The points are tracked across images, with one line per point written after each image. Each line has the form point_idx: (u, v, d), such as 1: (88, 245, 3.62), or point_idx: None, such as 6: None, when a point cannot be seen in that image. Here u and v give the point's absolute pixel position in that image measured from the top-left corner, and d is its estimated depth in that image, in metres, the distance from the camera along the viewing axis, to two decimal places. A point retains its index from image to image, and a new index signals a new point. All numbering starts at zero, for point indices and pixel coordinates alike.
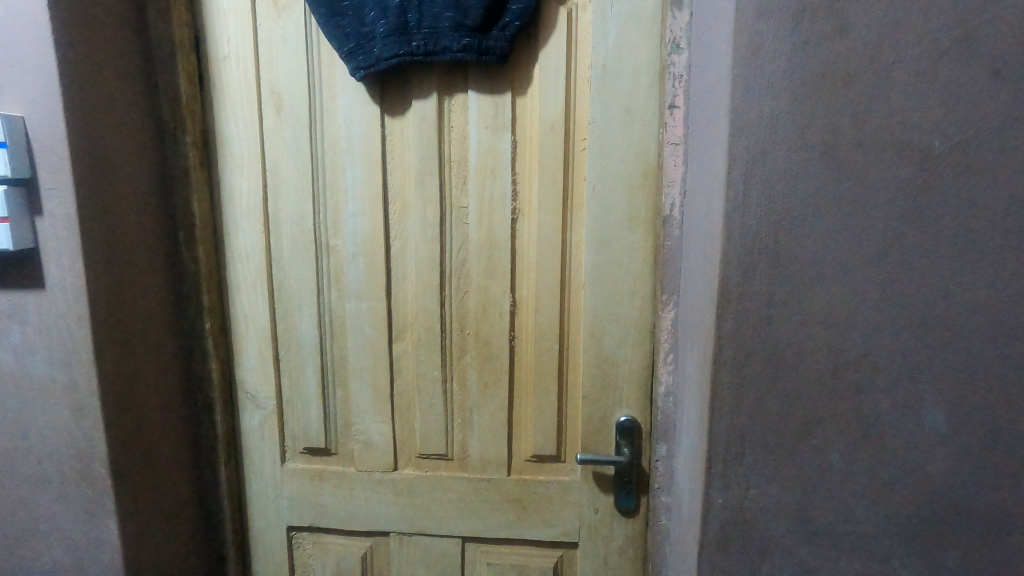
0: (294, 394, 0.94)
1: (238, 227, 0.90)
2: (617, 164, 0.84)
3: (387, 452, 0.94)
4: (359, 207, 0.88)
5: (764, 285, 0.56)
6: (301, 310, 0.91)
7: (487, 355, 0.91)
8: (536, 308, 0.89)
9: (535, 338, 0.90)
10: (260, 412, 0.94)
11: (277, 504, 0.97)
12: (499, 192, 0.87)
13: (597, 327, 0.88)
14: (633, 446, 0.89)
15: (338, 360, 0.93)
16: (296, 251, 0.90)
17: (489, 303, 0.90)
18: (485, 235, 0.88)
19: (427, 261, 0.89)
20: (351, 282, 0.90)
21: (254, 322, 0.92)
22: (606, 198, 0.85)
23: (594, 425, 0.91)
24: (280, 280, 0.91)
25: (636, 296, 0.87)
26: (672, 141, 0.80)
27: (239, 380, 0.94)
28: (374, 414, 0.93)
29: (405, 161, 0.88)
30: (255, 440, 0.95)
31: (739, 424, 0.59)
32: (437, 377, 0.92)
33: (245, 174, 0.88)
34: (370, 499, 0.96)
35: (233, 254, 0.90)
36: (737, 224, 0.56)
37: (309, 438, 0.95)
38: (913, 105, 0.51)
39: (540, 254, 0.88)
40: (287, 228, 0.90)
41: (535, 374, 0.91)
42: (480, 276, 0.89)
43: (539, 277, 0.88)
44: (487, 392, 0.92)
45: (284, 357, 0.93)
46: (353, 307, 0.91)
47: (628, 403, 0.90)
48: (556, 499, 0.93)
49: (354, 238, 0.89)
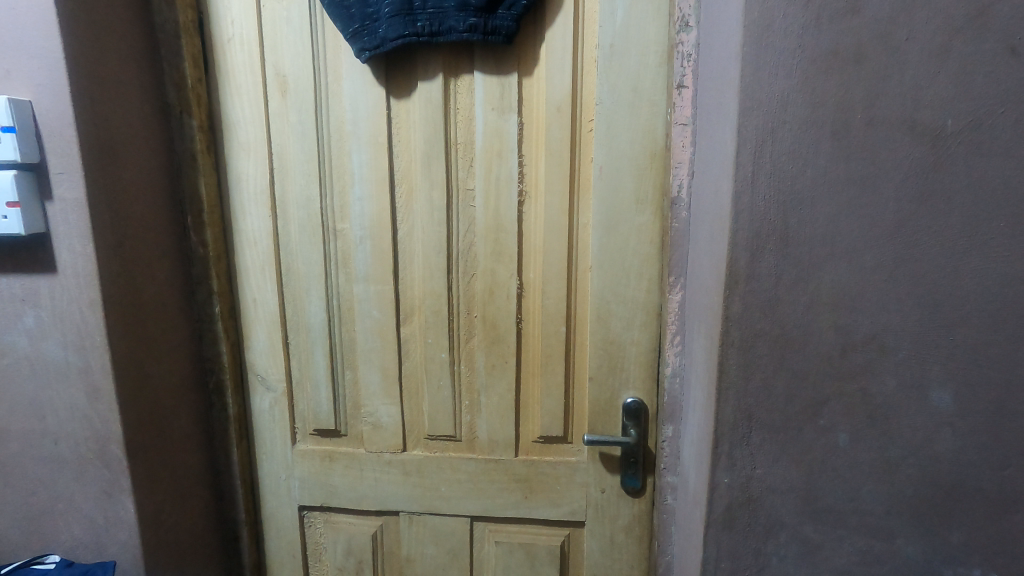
0: (303, 377, 0.95)
1: (245, 211, 0.90)
2: (624, 145, 0.83)
3: (395, 434, 0.96)
4: (365, 190, 0.88)
5: (772, 266, 0.56)
6: (309, 293, 0.92)
7: (494, 338, 0.91)
8: (543, 290, 0.89)
9: (543, 321, 0.90)
10: (270, 394, 0.95)
11: (288, 484, 0.98)
12: (506, 174, 0.86)
13: (605, 310, 0.88)
14: (640, 428, 0.90)
15: (347, 343, 0.94)
16: (303, 234, 0.90)
17: (496, 286, 0.90)
18: (492, 218, 0.88)
19: (434, 244, 0.89)
20: (358, 265, 0.91)
21: (263, 306, 0.93)
22: (612, 181, 0.85)
23: (601, 407, 0.92)
24: (288, 263, 0.92)
25: (643, 278, 0.87)
26: (680, 121, 0.79)
27: (249, 364, 0.95)
28: (383, 395, 0.94)
29: (411, 144, 0.87)
30: (266, 422, 0.97)
31: (745, 404, 0.59)
32: (444, 359, 0.92)
33: (251, 157, 0.88)
34: (379, 479, 0.97)
35: (241, 238, 0.91)
36: (746, 205, 0.56)
37: (319, 419, 0.96)
38: (926, 82, 0.50)
39: (546, 236, 0.88)
40: (295, 212, 0.90)
41: (542, 356, 0.91)
42: (488, 259, 0.89)
43: (546, 259, 0.88)
44: (494, 374, 0.92)
45: (293, 340, 0.94)
46: (361, 290, 0.91)
47: (634, 385, 0.90)
48: (563, 479, 0.94)
49: (361, 222, 0.89)
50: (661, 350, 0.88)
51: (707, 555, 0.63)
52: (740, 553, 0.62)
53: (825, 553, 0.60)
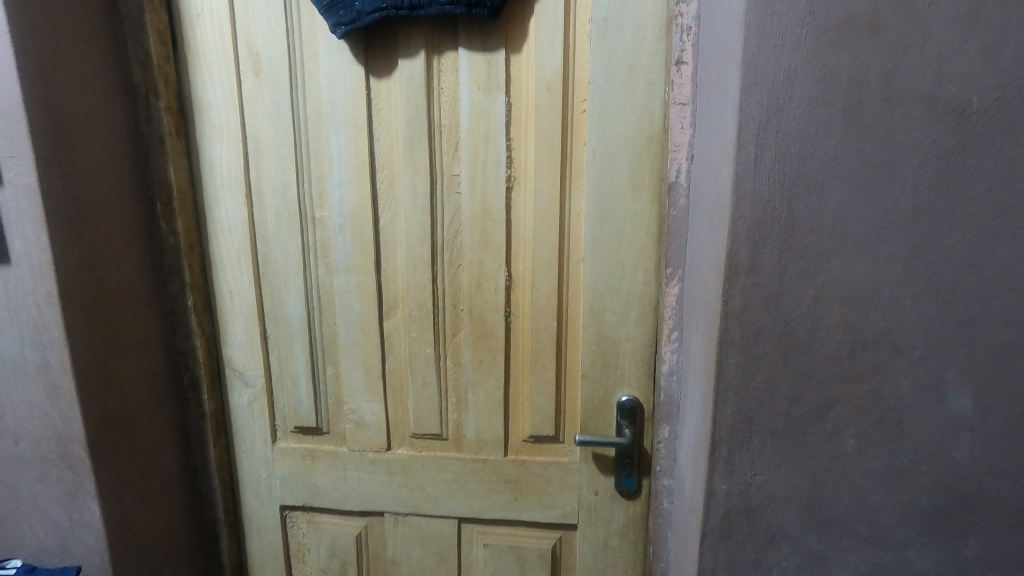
0: (283, 373, 0.91)
1: (219, 198, 0.85)
2: (619, 128, 0.78)
3: (379, 432, 0.92)
4: (344, 176, 0.83)
5: (775, 258, 0.51)
6: (287, 284, 0.87)
7: (482, 332, 0.87)
8: (533, 282, 0.84)
9: (533, 315, 0.86)
10: (249, 390, 0.91)
11: (269, 483, 0.95)
12: (493, 159, 0.81)
13: (598, 303, 0.83)
14: (635, 427, 0.86)
15: (328, 338, 0.90)
16: (280, 223, 0.85)
17: (483, 278, 0.85)
18: (479, 206, 0.83)
19: (418, 232, 0.84)
20: (338, 257, 0.86)
21: (239, 298, 0.88)
22: (607, 166, 0.79)
23: (594, 405, 0.87)
24: (266, 254, 0.87)
25: (639, 269, 0.82)
26: (678, 101, 0.74)
27: (226, 359, 0.90)
28: (366, 392, 0.90)
29: (392, 127, 0.82)
30: (245, 420, 0.92)
31: (745, 407, 0.54)
32: (429, 355, 0.88)
33: (223, 142, 0.84)
34: (363, 478, 0.93)
35: (215, 227, 0.86)
36: (748, 191, 0.50)
37: (300, 416, 0.92)
38: (950, 54, 0.45)
39: (536, 224, 0.82)
40: (272, 200, 0.85)
41: (533, 352, 0.87)
42: (475, 249, 0.84)
43: (535, 249, 0.83)
44: (482, 370, 0.88)
45: (272, 334, 0.90)
46: (342, 282, 0.87)
47: (629, 383, 0.85)
48: (554, 480, 0.90)
49: (341, 210, 0.84)
50: (658, 346, 0.83)
51: (703, 565, 0.59)
52: (738, 564, 0.58)
53: (830, 565, 0.55)
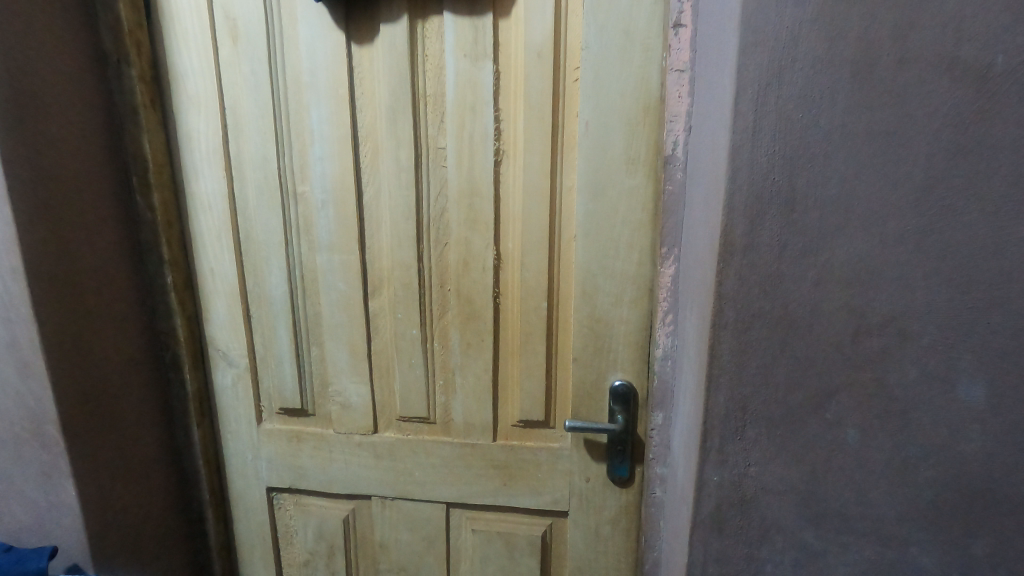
0: (268, 354, 0.89)
1: (198, 172, 0.82)
2: (613, 97, 0.73)
3: (366, 414, 0.89)
4: (326, 149, 0.80)
5: (773, 236, 0.47)
6: (270, 262, 0.85)
7: (470, 314, 0.83)
8: (522, 262, 0.81)
9: (522, 296, 0.82)
10: (232, 370, 0.89)
11: (255, 465, 0.93)
12: (480, 132, 0.77)
13: (590, 284, 0.80)
14: (628, 413, 0.83)
15: (313, 319, 0.87)
16: (261, 198, 0.82)
17: (470, 257, 0.81)
18: (466, 182, 0.79)
19: (403, 209, 0.81)
20: (322, 234, 0.83)
21: (221, 276, 0.86)
22: (600, 138, 0.75)
23: (586, 390, 0.84)
24: (247, 231, 0.84)
25: (634, 249, 0.78)
26: (676, 67, 0.70)
27: (209, 338, 0.88)
28: (352, 374, 0.88)
29: (375, 97, 0.78)
30: (230, 400, 0.91)
31: (739, 394, 0.51)
32: (416, 336, 0.85)
33: (201, 113, 0.80)
34: (350, 461, 0.91)
35: (195, 202, 0.83)
36: (745, 161, 0.46)
37: (285, 398, 0.90)
38: (972, 6, 0.39)
39: (526, 201, 0.78)
40: (253, 175, 0.82)
41: (522, 334, 0.83)
42: (462, 227, 0.81)
43: (525, 226, 0.79)
44: (469, 353, 0.85)
45: (255, 313, 0.87)
46: (325, 260, 0.84)
47: (624, 367, 0.82)
48: (544, 466, 0.87)
49: (323, 184, 0.81)
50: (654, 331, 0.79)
51: (693, 558, 0.56)
52: (729, 558, 0.55)
53: (827, 562, 0.51)
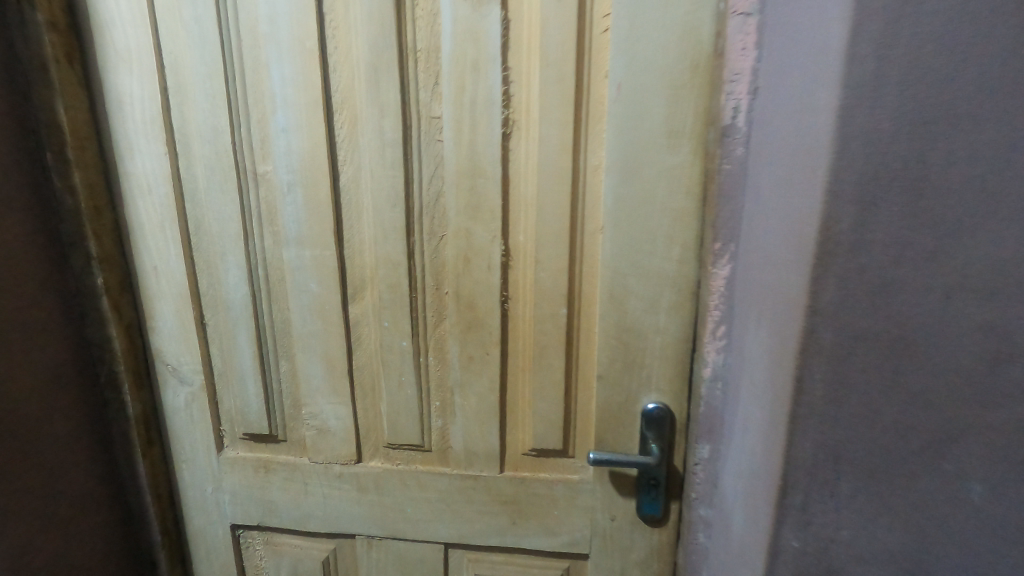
0: (227, 369, 0.73)
1: (134, 148, 0.66)
2: (653, 52, 0.58)
3: (348, 441, 0.75)
4: (291, 119, 0.64)
5: (890, 228, 0.32)
6: (226, 259, 0.69)
7: (471, 322, 0.68)
8: (536, 259, 0.65)
9: (536, 300, 0.67)
10: (185, 388, 0.74)
11: (217, 499, 0.78)
12: (484, 96, 0.61)
13: (620, 287, 0.65)
14: (663, 442, 0.69)
15: (280, 327, 0.71)
16: (212, 180, 0.66)
17: (472, 253, 0.66)
18: (467, 160, 0.63)
19: (389, 194, 0.65)
20: (288, 224, 0.67)
21: (167, 276, 0.70)
22: (636, 104, 0.60)
23: (612, 413, 0.70)
24: (196, 221, 0.68)
25: (675, 243, 0.63)
26: (740, 11, 0.53)
27: (155, 351, 0.73)
28: (329, 393, 0.73)
29: (352, 52, 0.62)
30: (183, 424, 0.75)
31: (829, 442, 0.35)
32: (406, 349, 0.70)
33: (134, 73, 0.64)
34: (329, 495, 0.77)
35: (131, 185, 0.67)
36: (858, 121, 0.31)
37: (250, 421, 0.75)
38: None
39: (542, 183, 0.63)
40: (201, 151, 0.66)
41: (536, 347, 0.68)
42: (462, 216, 0.65)
43: (540, 215, 0.64)
44: (471, 369, 0.70)
45: (211, 320, 0.72)
46: (293, 256, 0.68)
47: (658, 386, 0.68)
48: (561, 502, 0.73)
49: (288, 162, 0.65)
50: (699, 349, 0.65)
51: None
52: None
53: None
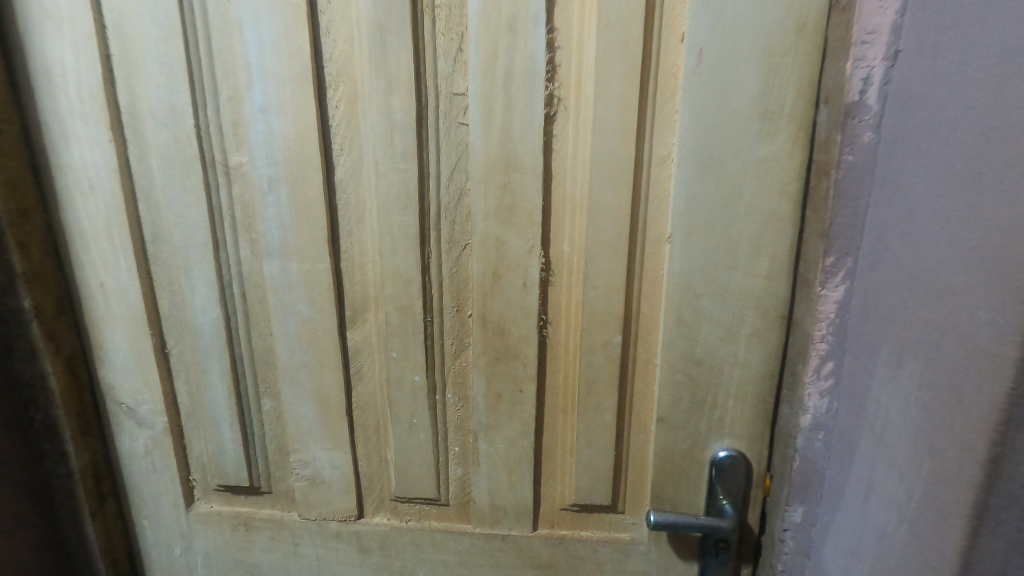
0: (197, 409, 0.59)
1: (69, 133, 0.52)
2: (747, 7, 0.44)
3: (346, 494, 0.61)
4: (271, 96, 0.49)
5: None
6: (191, 275, 0.55)
7: (500, 352, 0.55)
8: (585, 275, 0.52)
9: (583, 326, 0.53)
10: (145, 432, 0.60)
11: (187, 562, 0.65)
12: (523, 65, 0.47)
13: (690, 309, 0.52)
14: (737, 498, 0.56)
15: (262, 358, 0.57)
16: (171, 175, 0.52)
17: (503, 267, 0.52)
18: (499, 149, 0.49)
19: (397, 192, 0.51)
20: (269, 231, 0.53)
21: (118, 296, 0.56)
22: (721, 77, 0.46)
23: (673, 461, 0.57)
24: (153, 227, 0.54)
25: (763, 255, 0.50)
26: None
27: (106, 387, 0.59)
28: (324, 437, 0.59)
29: (350, 9, 0.47)
30: (143, 475, 0.62)
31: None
32: (419, 385, 0.57)
33: (65, 35, 0.49)
34: (323, 557, 0.63)
35: (67, 181, 0.53)
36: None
37: (225, 470, 0.61)
38: None
39: (596, 179, 0.49)
40: (157, 137, 0.51)
41: (582, 383, 0.55)
42: (491, 221, 0.51)
43: (591, 220, 0.50)
44: (500, 409, 0.57)
45: (175, 350, 0.58)
46: (277, 271, 0.54)
47: (733, 429, 0.55)
48: (608, 567, 0.60)
49: (269, 152, 0.51)
50: (791, 390, 0.50)
51: None
52: None
53: None
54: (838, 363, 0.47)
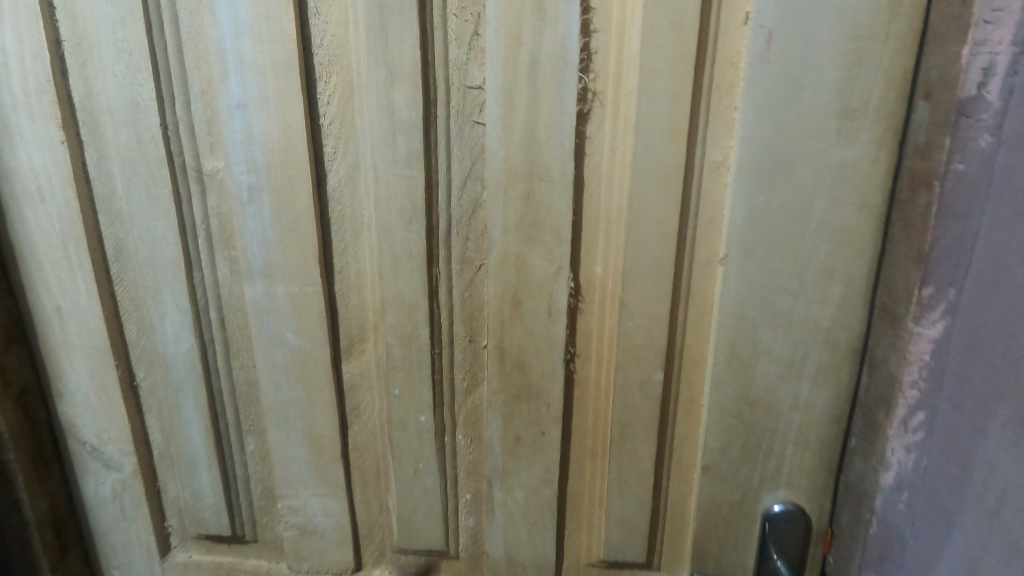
0: (171, 449, 0.52)
1: (14, 133, 0.44)
2: None
3: (341, 545, 0.53)
4: (250, 89, 0.41)
5: None
6: (161, 298, 0.47)
7: (520, 389, 0.47)
8: (621, 302, 0.44)
9: (618, 360, 0.45)
10: (112, 474, 0.52)
11: None
12: (552, 52, 0.39)
13: (746, 341, 0.44)
14: (790, 556, 0.48)
15: (244, 392, 0.50)
16: (134, 183, 0.44)
17: (524, 292, 0.44)
18: (521, 152, 0.41)
19: (400, 203, 0.43)
20: (250, 247, 0.45)
21: (77, 321, 0.48)
22: (794, 66, 0.38)
23: (719, 515, 0.49)
24: (117, 242, 0.46)
25: (837, 280, 0.41)
26: None
27: (67, 424, 0.51)
28: (315, 482, 0.52)
29: None
30: (111, 521, 0.54)
31: None
32: (425, 425, 0.49)
33: (6, 16, 0.41)
34: None
35: (15, 189, 0.45)
36: None
37: (204, 517, 0.54)
38: None
39: (638, 188, 0.41)
40: (116, 138, 0.43)
41: (614, 425, 0.47)
42: (511, 237, 0.43)
43: (630, 237, 0.42)
44: (518, 453, 0.49)
45: (145, 383, 0.50)
46: (259, 294, 0.46)
47: (790, 480, 0.47)
48: None
49: (248, 155, 0.43)
50: (868, 441, 0.42)
51: None
52: None
53: None
54: (930, 415, 0.38)
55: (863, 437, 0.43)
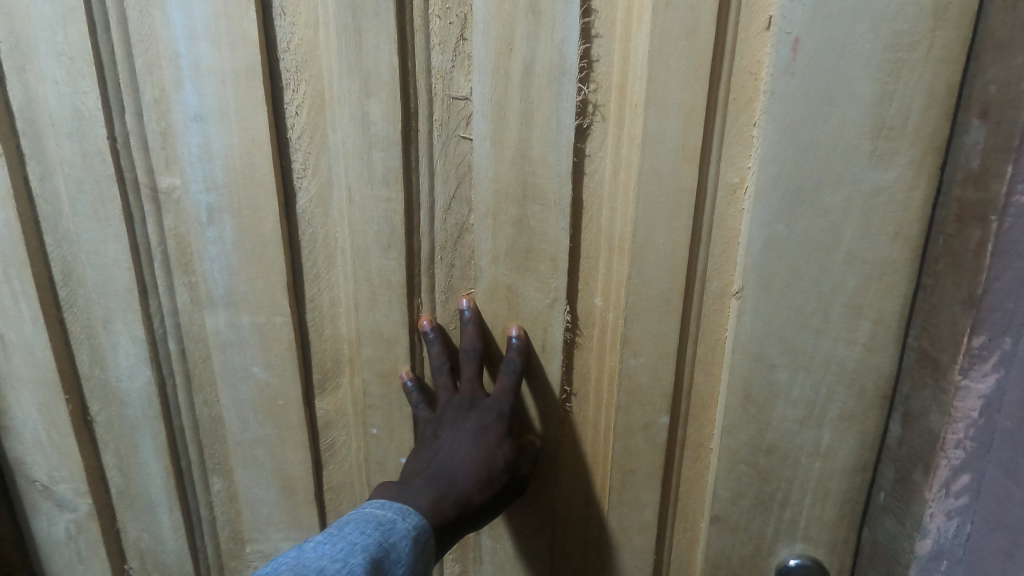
0: (130, 488, 0.48)
1: None
2: None
3: None
4: (207, 99, 0.36)
5: None
6: (114, 328, 0.42)
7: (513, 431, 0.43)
8: (624, 338, 0.39)
9: (619, 401, 0.41)
10: (65, 515, 0.48)
11: None
12: (547, 60, 0.34)
13: (762, 384, 0.39)
14: None
15: (208, 429, 0.45)
16: (80, 203, 0.39)
17: (515, 326, 0.40)
18: (513, 172, 0.37)
19: (377, 227, 0.38)
20: (211, 274, 0.40)
21: (21, 352, 0.43)
22: (822, 78, 0.33)
23: (728, 569, 0.44)
24: (65, 265, 0.42)
25: (866, 318, 0.37)
26: None
27: (15, 462, 0.47)
28: (287, 527, 0.47)
29: None
30: (67, 564, 0.50)
31: None
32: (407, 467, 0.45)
33: None
34: None
35: None
36: None
37: (168, 560, 0.49)
38: None
39: (644, 214, 0.36)
40: (59, 152, 0.39)
41: (614, 471, 0.43)
42: (502, 265, 0.39)
43: (635, 267, 0.38)
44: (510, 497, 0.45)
45: (100, 417, 0.46)
46: (222, 325, 0.42)
47: (807, 532, 0.42)
48: None
49: (207, 172, 0.38)
50: (900, 501, 0.37)
51: None
52: None
53: None
54: (976, 478, 0.33)
55: (893, 496, 0.38)
